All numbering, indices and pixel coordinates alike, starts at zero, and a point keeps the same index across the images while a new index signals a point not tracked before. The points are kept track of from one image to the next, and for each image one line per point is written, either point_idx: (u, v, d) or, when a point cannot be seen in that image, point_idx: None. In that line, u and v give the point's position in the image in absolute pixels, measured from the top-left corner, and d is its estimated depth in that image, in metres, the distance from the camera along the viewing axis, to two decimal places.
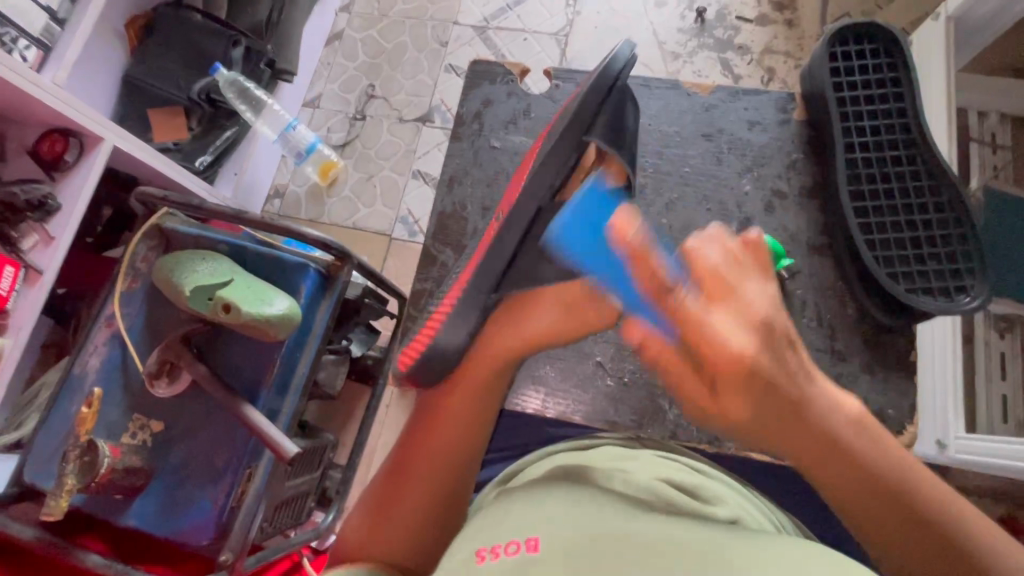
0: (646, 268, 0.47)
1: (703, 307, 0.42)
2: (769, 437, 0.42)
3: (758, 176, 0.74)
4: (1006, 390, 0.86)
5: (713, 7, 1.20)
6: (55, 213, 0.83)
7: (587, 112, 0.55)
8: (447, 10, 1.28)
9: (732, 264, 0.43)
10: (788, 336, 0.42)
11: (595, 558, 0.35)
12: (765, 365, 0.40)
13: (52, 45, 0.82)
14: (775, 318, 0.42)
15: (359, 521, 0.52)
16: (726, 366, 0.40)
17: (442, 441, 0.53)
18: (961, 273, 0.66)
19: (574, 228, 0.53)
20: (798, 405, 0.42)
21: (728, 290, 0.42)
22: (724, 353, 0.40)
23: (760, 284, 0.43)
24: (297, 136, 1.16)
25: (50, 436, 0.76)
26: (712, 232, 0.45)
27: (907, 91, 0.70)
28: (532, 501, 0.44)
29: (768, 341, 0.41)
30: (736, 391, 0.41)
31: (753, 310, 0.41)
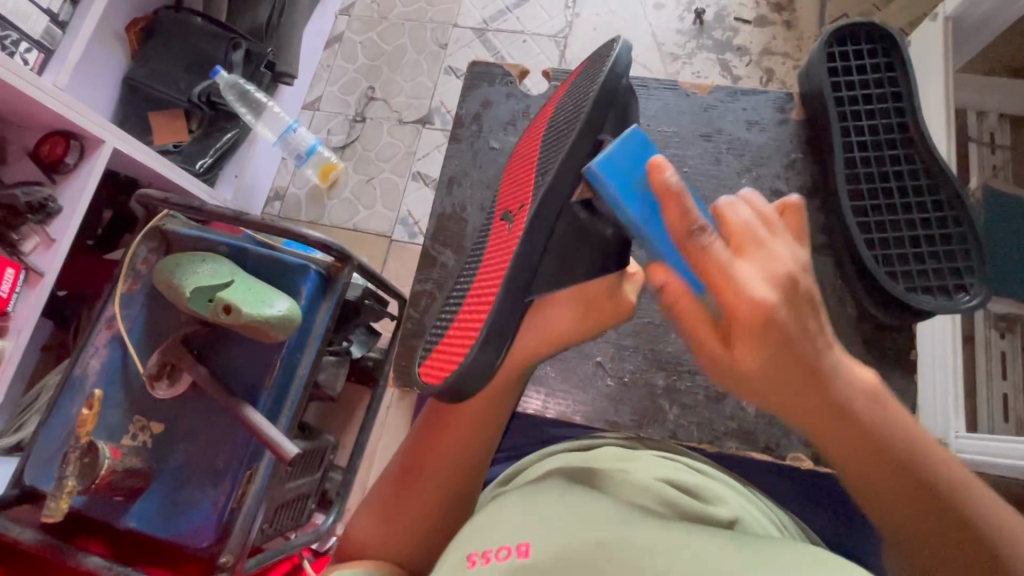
0: (681, 216, 0.42)
1: (732, 259, 0.40)
2: (779, 395, 0.41)
3: (757, 176, 0.74)
4: (1007, 389, 0.86)
5: (711, 8, 1.20)
6: (56, 215, 0.83)
7: (603, 111, 0.52)
8: (447, 12, 1.29)
9: (765, 224, 0.43)
10: (815, 296, 0.41)
11: (586, 565, 0.35)
12: (785, 320, 0.39)
13: (53, 48, 0.82)
14: (800, 274, 0.41)
15: (368, 518, 0.54)
16: (746, 316, 0.39)
17: (449, 452, 0.53)
18: (960, 272, 0.66)
19: (610, 170, 0.46)
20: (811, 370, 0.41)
21: (755, 241, 0.41)
22: (745, 302, 0.39)
23: (791, 242, 0.42)
24: (297, 138, 1.15)
25: (50, 438, 0.76)
26: (749, 194, 0.44)
27: (905, 91, 0.70)
28: (526, 503, 0.44)
29: (793, 296, 0.39)
30: (751, 342, 0.39)
31: (777, 264, 0.40)
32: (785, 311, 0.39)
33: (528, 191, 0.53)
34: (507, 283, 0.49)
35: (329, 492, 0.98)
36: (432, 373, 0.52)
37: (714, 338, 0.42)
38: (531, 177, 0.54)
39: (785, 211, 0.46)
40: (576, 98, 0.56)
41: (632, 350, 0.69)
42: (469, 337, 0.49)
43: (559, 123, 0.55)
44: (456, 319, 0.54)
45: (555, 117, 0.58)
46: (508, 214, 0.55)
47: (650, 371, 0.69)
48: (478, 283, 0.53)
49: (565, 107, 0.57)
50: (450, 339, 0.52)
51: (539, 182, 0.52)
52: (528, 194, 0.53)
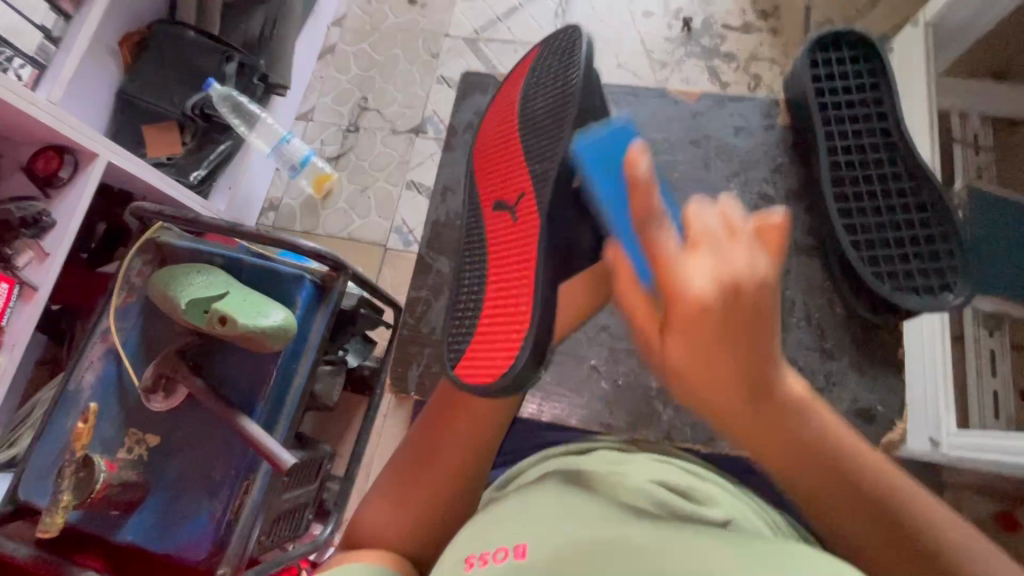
0: (644, 201, 0.41)
1: (682, 254, 0.37)
2: (720, 402, 0.40)
3: (745, 180, 0.76)
4: (997, 386, 0.87)
5: (699, 16, 1.22)
6: (48, 229, 0.84)
7: (585, 101, 0.61)
8: (438, 22, 1.30)
9: (730, 230, 0.37)
10: (767, 309, 0.36)
11: (580, 566, 0.36)
12: (725, 326, 0.36)
13: (47, 64, 0.83)
14: (760, 283, 0.36)
15: (373, 508, 0.54)
16: (679, 312, 0.36)
17: (460, 440, 0.53)
18: (944, 271, 0.67)
19: (591, 152, 0.52)
20: (757, 369, 0.39)
21: (715, 243, 0.37)
22: (680, 299, 0.36)
23: (759, 252, 0.37)
24: (292, 149, 1.17)
25: (45, 452, 0.75)
26: (725, 196, 0.39)
27: (886, 96, 0.72)
28: (524, 505, 0.45)
29: (736, 303, 0.35)
30: (684, 342, 0.37)
31: (732, 266, 0.36)
32: (729, 314, 0.36)
33: (529, 179, 0.58)
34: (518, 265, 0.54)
35: (327, 501, 0.98)
36: (479, 375, 0.51)
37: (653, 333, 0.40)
38: (522, 161, 0.60)
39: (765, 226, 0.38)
40: (553, 87, 0.62)
41: (625, 353, 0.70)
42: (520, 328, 0.51)
43: (537, 109, 0.62)
44: (480, 314, 0.55)
45: (528, 100, 0.63)
46: (504, 204, 0.59)
47: (643, 373, 0.70)
48: (499, 271, 0.56)
49: (538, 93, 0.63)
50: (485, 333, 0.53)
51: (542, 169, 0.57)
52: (529, 179, 0.58)
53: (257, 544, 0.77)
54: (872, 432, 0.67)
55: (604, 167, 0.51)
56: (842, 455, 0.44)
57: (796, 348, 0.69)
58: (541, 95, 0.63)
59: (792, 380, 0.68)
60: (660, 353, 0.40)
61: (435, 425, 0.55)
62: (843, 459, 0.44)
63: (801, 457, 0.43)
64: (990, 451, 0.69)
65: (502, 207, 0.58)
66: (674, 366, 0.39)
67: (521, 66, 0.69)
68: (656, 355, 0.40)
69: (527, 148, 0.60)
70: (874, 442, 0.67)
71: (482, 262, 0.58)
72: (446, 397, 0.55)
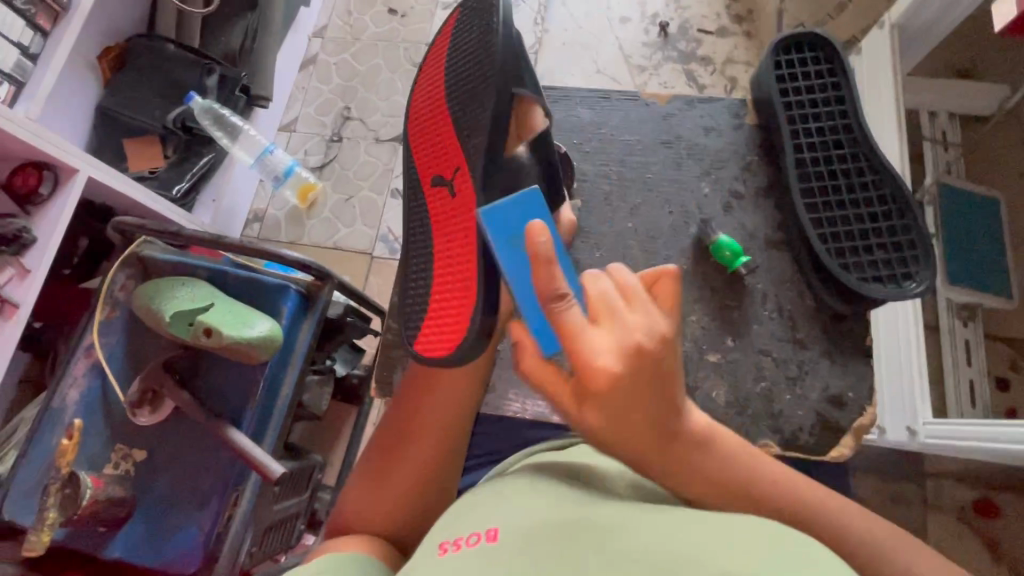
0: (549, 279, 0.42)
1: (588, 328, 0.39)
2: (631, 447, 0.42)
3: (716, 179, 0.77)
4: (973, 374, 0.90)
5: (675, 21, 1.25)
6: (30, 245, 0.83)
7: (509, 65, 0.60)
8: (419, 32, 1.31)
9: (628, 295, 0.39)
10: (663, 371, 0.39)
11: (551, 546, 0.36)
12: (631, 388, 0.38)
13: (24, 81, 0.83)
14: (660, 348, 0.38)
15: (356, 498, 0.54)
16: (593, 384, 0.37)
17: (438, 417, 0.54)
18: (908, 260, 0.69)
19: (498, 219, 0.53)
20: (662, 417, 0.41)
21: (613, 314, 0.38)
22: (593, 373, 0.37)
23: (654, 312, 0.39)
24: (274, 159, 1.15)
25: (29, 471, 0.74)
26: (616, 264, 0.41)
27: (848, 95, 0.74)
28: (499, 493, 0.45)
29: (639, 368, 0.38)
30: (598, 408, 0.39)
31: (631, 333, 0.38)
32: (636, 374, 0.38)
33: (461, 152, 0.58)
34: (461, 248, 0.56)
35: (319, 511, 0.98)
36: (433, 348, 0.54)
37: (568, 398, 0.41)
38: (451, 130, 0.60)
39: (656, 281, 0.43)
40: (473, 54, 0.62)
41: None
42: (469, 299, 0.53)
43: (462, 76, 0.62)
44: (430, 289, 0.57)
45: (452, 62, 0.63)
46: (442, 179, 0.59)
47: None
48: (443, 249, 0.57)
49: (463, 60, 0.62)
50: (436, 306, 0.55)
51: (469, 141, 0.58)
52: (462, 153, 0.59)
53: (248, 554, 0.76)
54: (844, 419, 0.68)
55: (509, 235, 0.53)
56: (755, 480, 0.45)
57: (769, 340, 0.71)
58: (463, 58, 0.62)
59: (766, 371, 0.69)
60: (581, 416, 0.41)
61: (412, 405, 0.55)
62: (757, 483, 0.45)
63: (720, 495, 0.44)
64: (962, 436, 0.71)
65: (440, 183, 0.59)
66: (589, 428, 0.41)
67: (446, 29, 0.67)
68: (576, 423, 0.42)
69: (454, 116, 0.60)
70: (846, 430, 0.68)
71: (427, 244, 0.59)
72: (419, 373, 0.56)
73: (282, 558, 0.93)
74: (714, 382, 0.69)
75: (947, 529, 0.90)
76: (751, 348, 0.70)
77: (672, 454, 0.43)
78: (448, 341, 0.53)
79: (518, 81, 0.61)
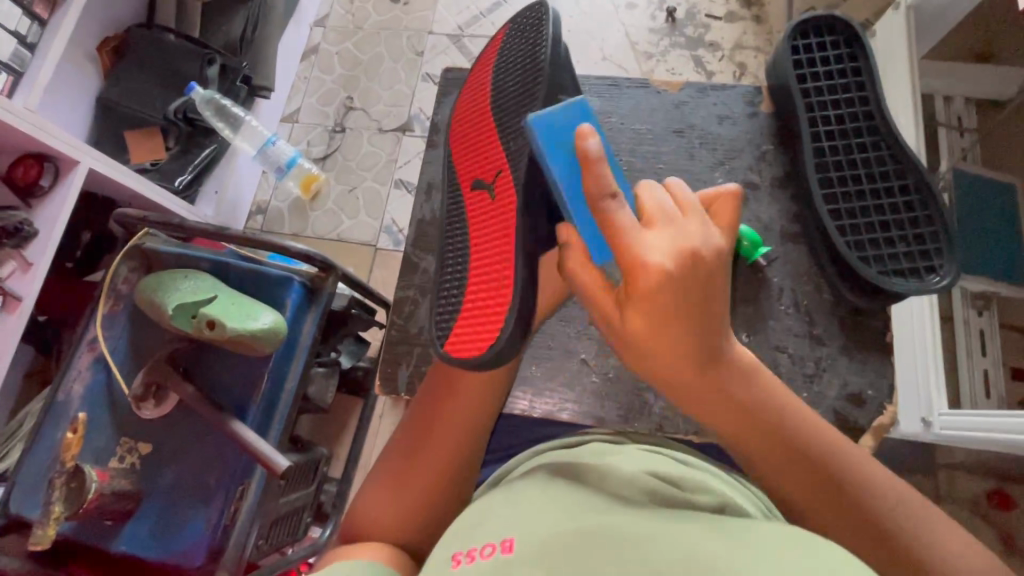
0: (596, 180, 0.41)
1: (640, 232, 0.39)
2: (671, 365, 0.40)
3: (730, 169, 0.75)
4: (987, 365, 0.88)
5: (682, 6, 1.22)
6: (32, 238, 0.82)
7: (557, 73, 0.60)
8: (421, 19, 1.29)
9: (682, 207, 0.41)
10: (716, 278, 0.39)
11: (569, 556, 0.35)
12: (693, 291, 0.38)
13: (22, 71, 0.82)
14: (716, 254, 0.39)
15: (369, 506, 0.52)
16: (641, 278, 0.38)
17: (452, 427, 0.53)
18: (930, 253, 0.68)
19: (547, 129, 0.49)
20: (710, 342, 0.40)
21: (668, 220, 0.40)
22: (642, 269, 0.37)
23: (711, 226, 0.40)
24: (277, 151, 1.13)
25: (36, 464, 0.75)
26: (674, 179, 0.43)
27: (868, 81, 0.73)
28: (511, 499, 0.44)
29: (692, 272, 0.38)
30: (643, 310, 0.38)
31: (687, 237, 0.39)
32: (688, 280, 0.38)
33: (505, 155, 0.57)
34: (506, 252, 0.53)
35: (325, 504, 0.98)
36: (464, 347, 0.52)
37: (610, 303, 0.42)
38: (499, 136, 0.59)
39: (713, 203, 0.44)
40: (524, 62, 0.61)
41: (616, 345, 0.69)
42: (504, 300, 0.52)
43: (512, 83, 0.61)
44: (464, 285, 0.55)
45: (500, 71, 0.63)
46: (484, 183, 0.58)
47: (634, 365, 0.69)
48: (482, 253, 0.56)
49: (512, 67, 0.62)
50: (472, 307, 0.54)
51: (513, 144, 0.57)
52: (506, 156, 0.57)
53: (254, 548, 0.77)
54: (862, 414, 0.67)
55: (557, 142, 0.48)
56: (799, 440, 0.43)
57: (785, 334, 0.69)
58: (512, 65, 0.62)
59: (782, 366, 0.68)
60: (620, 325, 0.40)
61: (430, 413, 0.54)
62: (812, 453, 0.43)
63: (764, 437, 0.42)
64: (980, 430, 0.69)
65: (482, 186, 0.58)
66: (629, 336, 0.40)
67: (490, 44, 0.67)
68: (616, 328, 0.41)
69: (500, 121, 0.60)
70: (865, 427, 0.67)
71: (463, 248, 0.58)
72: (439, 380, 0.56)
73: (289, 551, 0.93)
74: None
75: (959, 523, 0.89)
76: (765, 341, 0.69)
77: (719, 386, 0.41)
78: (481, 340, 0.51)
79: (564, 92, 0.60)
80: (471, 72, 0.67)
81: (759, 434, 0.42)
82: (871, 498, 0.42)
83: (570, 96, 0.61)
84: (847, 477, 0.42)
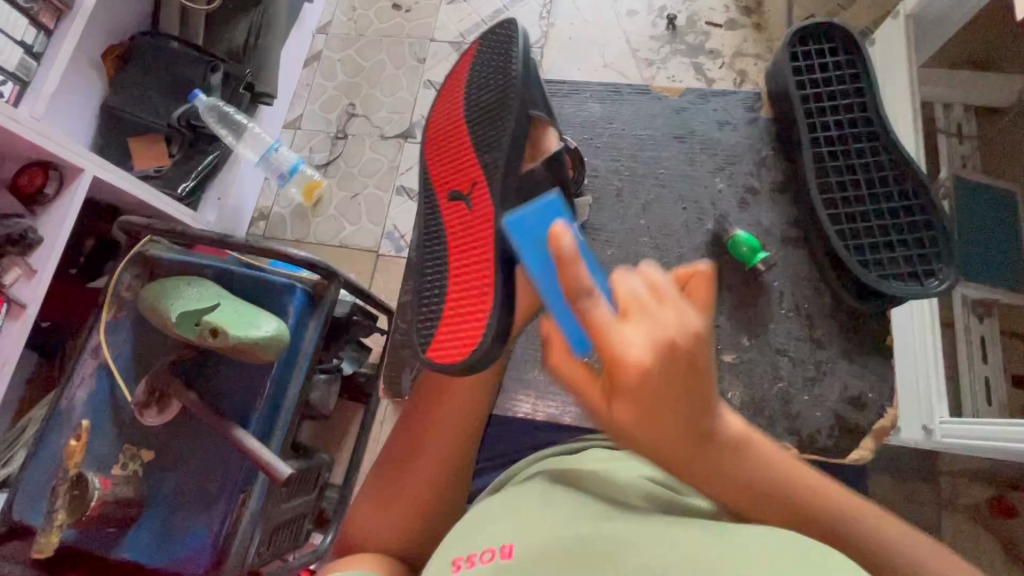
0: (573, 274, 0.38)
1: (615, 322, 0.36)
2: (660, 442, 0.39)
3: (731, 174, 0.76)
4: (989, 371, 0.88)
5: (683, 13, 1.23)
6: (36, 245, 0.82)
7: (527, 92, 0.61)
8: (423, 26, 1.30)
9: (656, 293, 0.36)
10: (702, 363, 0.36)
11: (567, 565, 0.35)
12: (675, 379, 0.36)
13: (27, 79, 0.82)
14: (703, 343, 0.35)
15: (364, 515, 0.53)
16: (622, 377, 0.35)
17: (444, 436, 0.53)
18: (930, 258, 0.68)
19: (525, 226, 0.49)
20: (700, 417, 0.39)
21: (643, 308, 0.35)
22: (621, 366, 0.35)
23: (689, 310, 0.36)
24: (279, 158, 1.13)
25: (38, 470, 0.75)
26: (647, 261, 0.37)
27: (867, 88, 0.73)
28: (511, 502, 0.44)
29: (672, 362, 0.35)
30: (631, 403, 0.36)
31: (665, 327, 0.35)
32: (669, 371, 0.35)
33: (479, 169, 0.58)
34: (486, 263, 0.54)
35: (326, 510, 0.98)
36: (444, 355, 0.53)
37: (594, 393, 0.39)
38: (472, 149, 0.60)
39: (689, 279, 0.41)
40: (495, 79, 0.62)
41: None
42: (484, 308, 0.53)
43: (484, 100, 0.62)
44: (444, 292, 0.56)
45: (471, 86, 0.63)
46: (459, 194, 0.59)
47: None
48: (460, 263, 0.57)
49: (483, 83, 0.63)
50: (451, 316, 0.55)
51: (487, 160, 0.58)
52: (481, 170, 0.58)
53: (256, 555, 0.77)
54: (863, 421, 0.67)
55: (531, 235, 0.49)
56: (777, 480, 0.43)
57: (786, 338, 0.69)
58: (481, 81, 0.63)
59: (783, 372, 0.68)
60: (610, 418, 0.38)
61: (422, 421, 0.54)
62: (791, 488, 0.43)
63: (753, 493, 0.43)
64: (981, 437, 0.69)
65: (457, 198, 0.59)
66: (621, 427, 0.38)
67: (461, 58, 0.67)
68: (606, 422, 0.39)
69: (471, 135, 0.61)
70: (866, 432, 0.67)
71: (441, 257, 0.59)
72: (431, 387, 0.55)
73: (290, 557, 0.93)
74: (728, 383, 0.68)
75: (961, 529, 0.89)
76: (766, 348, 0.69)
77: (709, 455, 0.41)
78: (461, 348, 0.53)
79: (535, 108, 0.63)
80: (441, 85, 0.67)
81: (753, 495, 0.43)
82: (860, 529, 0.42)
83: (540, 112, 0.63)
84: (830, 512, 0.43)
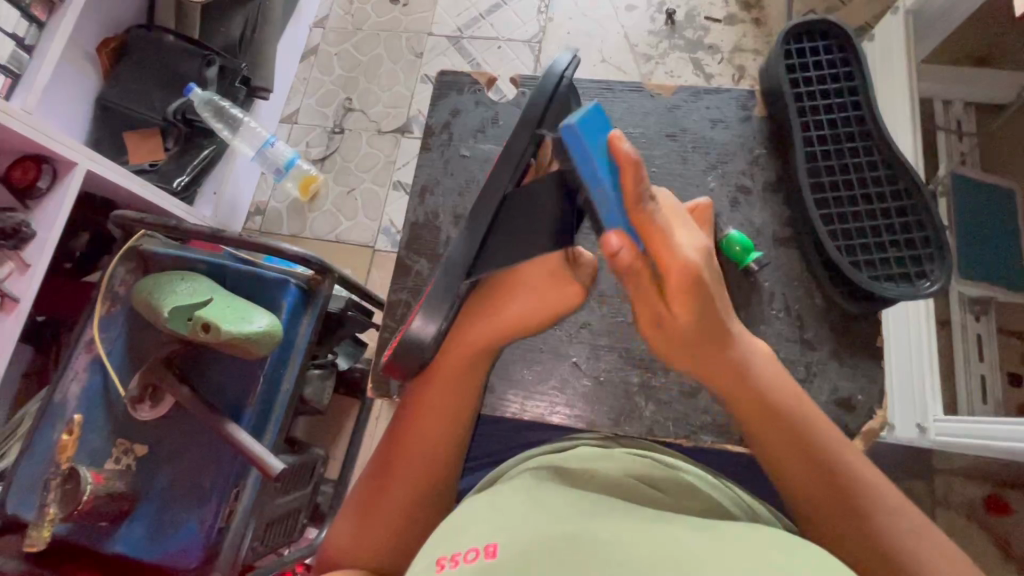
0: (636, 182, 0.40)
1: (670, 229, 0.43)
2: (710, 357, 0.44)
3: (722, 174, 0.75)
4: (984, 369, 0.88)
5: (682, 8, 1.22)
6: (29, 240, 0.82)
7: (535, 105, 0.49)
8: (421, 21, 1.29)
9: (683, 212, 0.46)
10: (717, 286, 0.44)
11: (552, 562, 0.35)
12: (709, 281, 0.42)
13: (20, 72, 0.82)
14: (712, 250, 0.45)
15: (343, 527, 0.52)
16: (679, 269, 0.41)
17: (418, 447, 0.51)
18: (921, 259, 0.68)
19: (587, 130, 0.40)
20: (717, 327, 0.43)
21: (681, 219, 0.45)
22: (684, 259, 0.41)
23: (695, 232, 0.45)
24: (275, 153, 1.11)
25: (31, 464, 0.75)
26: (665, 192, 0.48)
27: (861, 86, 0.73)
28: (495, 504, 0.43)
29: (709, 265, 0.43)
30: (689, 301, 0.42)
31: (697, 244, 0.43)
32: (707, 272, 0.42)
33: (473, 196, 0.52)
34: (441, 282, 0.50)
35: (321, 505, 0.98)
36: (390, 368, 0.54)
37: (652, 293, 0.43)
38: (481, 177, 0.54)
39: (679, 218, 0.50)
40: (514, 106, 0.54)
41: (607, 349, 0.69)
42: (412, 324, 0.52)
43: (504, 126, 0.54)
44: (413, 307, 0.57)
45: None
46: None
47: (625, 369, 0.69)
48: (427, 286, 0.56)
49: None
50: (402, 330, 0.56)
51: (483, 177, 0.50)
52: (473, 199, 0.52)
53: (249, 549, 0.78)
54: (853, 422, 0.67)
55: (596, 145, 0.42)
56: (811, 423, 0.46)
57: (776, 339, 0.69)
58: None
59: None
60: (666, 317, 0.43)
61: (399, 436, 0.52)
62: (810, 425, 0.46)
63: (786, 433, 0.45)
64: (972, 436, 0.69)
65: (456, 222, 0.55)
66: (675, 324, 0.43)
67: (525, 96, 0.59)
68: (661, 317, 0.43)
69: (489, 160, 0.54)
70: (855, 433, 0.67)
71: None
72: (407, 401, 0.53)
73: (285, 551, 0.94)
74: None
75: (956, 528, 0.89)
76: None
77: (730, 357, 0.45)
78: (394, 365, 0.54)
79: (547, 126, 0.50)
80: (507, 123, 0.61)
81: (781, 435, 0.45)
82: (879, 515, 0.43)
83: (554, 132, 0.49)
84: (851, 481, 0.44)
